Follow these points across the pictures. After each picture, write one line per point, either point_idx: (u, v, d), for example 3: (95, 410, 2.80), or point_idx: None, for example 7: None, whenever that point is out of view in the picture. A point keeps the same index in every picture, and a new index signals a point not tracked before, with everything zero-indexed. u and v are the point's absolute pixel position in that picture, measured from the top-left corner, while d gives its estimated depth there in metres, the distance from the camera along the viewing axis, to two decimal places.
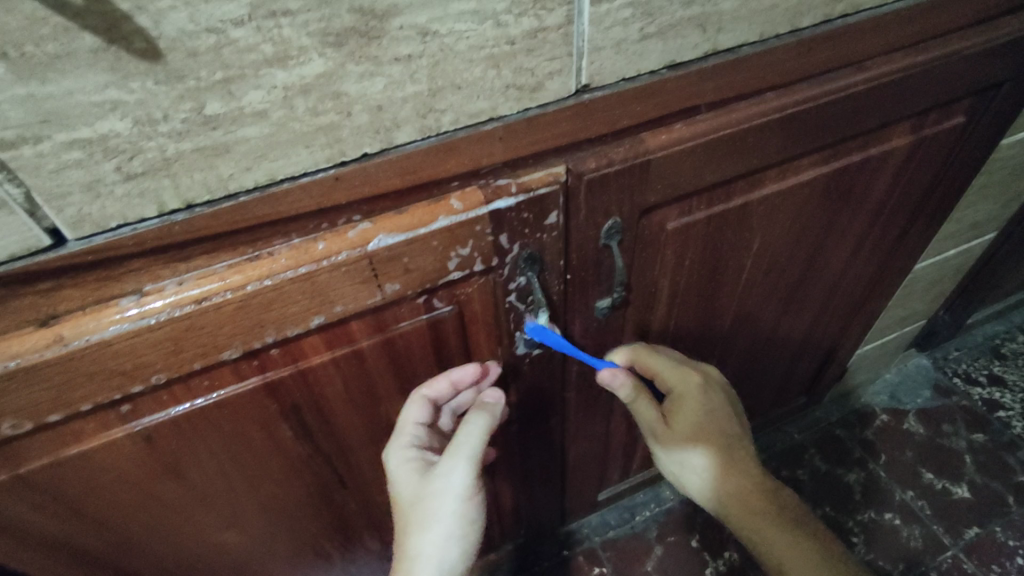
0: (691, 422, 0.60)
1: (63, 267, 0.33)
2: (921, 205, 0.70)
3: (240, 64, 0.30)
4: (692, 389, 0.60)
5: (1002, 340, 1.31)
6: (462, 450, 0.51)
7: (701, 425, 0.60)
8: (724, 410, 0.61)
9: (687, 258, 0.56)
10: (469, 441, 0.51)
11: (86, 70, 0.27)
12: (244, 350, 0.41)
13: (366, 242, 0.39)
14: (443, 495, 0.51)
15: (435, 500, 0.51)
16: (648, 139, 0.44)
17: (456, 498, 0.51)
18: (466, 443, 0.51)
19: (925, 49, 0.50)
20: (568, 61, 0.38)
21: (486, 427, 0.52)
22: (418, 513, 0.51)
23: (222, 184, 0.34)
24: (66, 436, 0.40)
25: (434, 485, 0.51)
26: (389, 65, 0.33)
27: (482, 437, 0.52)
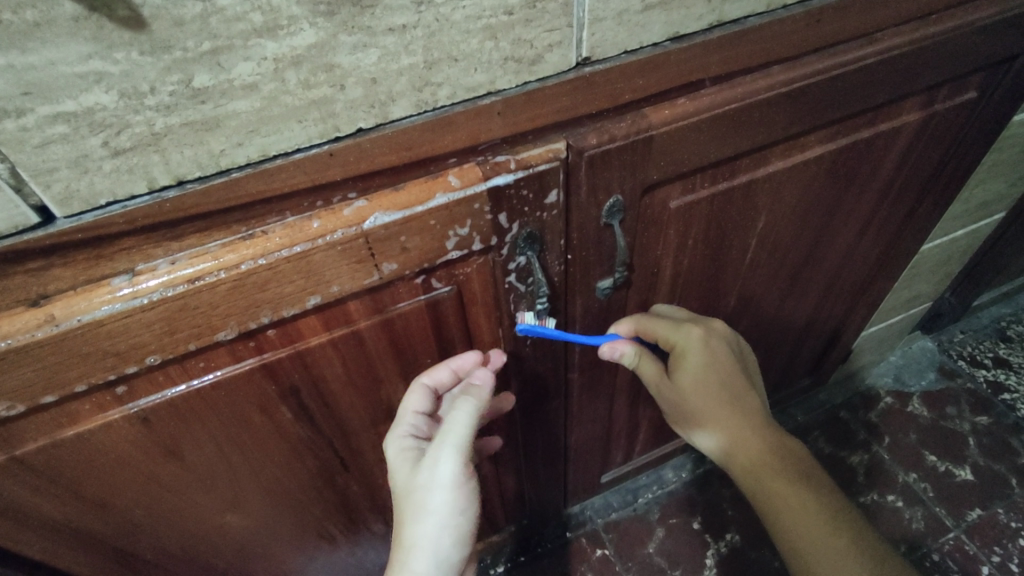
0: (695, 375, 0.59)
1: (52, 245, 0.32)
2: (930, 184, 0.69)
3: (228, 34, 0.29)
4: (694, 343, 0.58)
5: (1008, 322, 1.30)
6: (449, 436, 0.50)
7: (702, 380, 0.59)
8: (725, 363, 0.59)
9: (690, 237, 0.55)
10: (456, 428, 0.50)
11: (68, 39, 0.26)
12: (239, 331, 0.40)
13: (362, 220, 0.38)
14: (431, 486, 0.50)
15: (426, 491, 0.50)
16: (651, 114, 0.43)
17: (445, 488, 0.50)
18: (452, 430, 0.50)
19: (938, 20, 0.49)
20: (568, 33, 0.37)
21: (471, 412, 0.49)
22: (411, 503, 0.50)
23: (213, 160, 0.33)
24: (62, 418, 0.40)
25: (424, 475, 0.50)
26: (383, 36, 0.32)
27: (469, 422, 0.50)
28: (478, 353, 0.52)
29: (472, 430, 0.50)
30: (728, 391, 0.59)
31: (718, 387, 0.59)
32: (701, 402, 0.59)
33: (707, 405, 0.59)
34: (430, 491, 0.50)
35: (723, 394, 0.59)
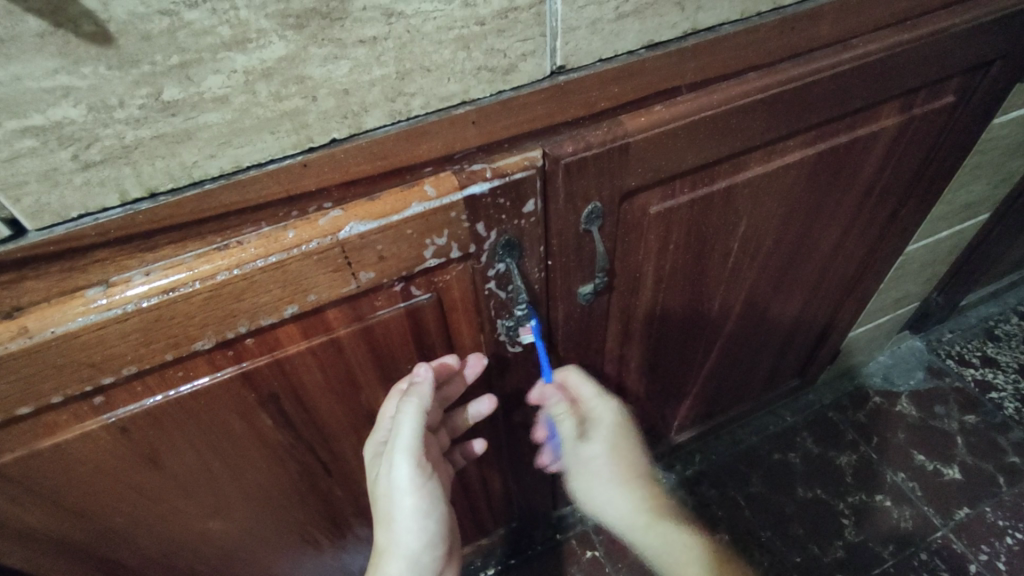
0: (612, 434, 0.57)
1: (23, 258, 0.32)
2: (910, 187, 0.69)
3: (196, 48, 0.29)
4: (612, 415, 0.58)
5: (995, 321, 1.31)
6: (400, 442, 0.51)
7: (625, 437, 0.58)
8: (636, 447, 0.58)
9: (671, 241, 0.55)
10: (402, 440, 0.51)
11: (33, 54, 0.26)
12: (216, 341, 0.40)
13: (337, 229, 0.38)
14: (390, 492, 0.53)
15: (388, 493, 0.54)
16: (627, 122, 0.43)
17: (402, 493, 0.53)
18: (398, 441, 0.51)
19: (914, 26, 0.49)
20: (541, 42, 0.37)
21: (415, 417, 0.49)
22: (382, 503, 0.54)
23: (185, 171, 0.33)
24: (39, 429, 0.40)
25: (385, 478, 0.53)
26: (354, 48, 0.32)
27: (418, 426, 0.50)
28: (453, 356, 0.52)
29: (419, 436, 0.51)
30: (642, 456, 0.58)
31: (635, 453, 0.57)
32: (623, 466, 0.56)
33: (630, 472, 0.56)
34: (390, 494, 0.53)
35: (644, 463, 0.58)
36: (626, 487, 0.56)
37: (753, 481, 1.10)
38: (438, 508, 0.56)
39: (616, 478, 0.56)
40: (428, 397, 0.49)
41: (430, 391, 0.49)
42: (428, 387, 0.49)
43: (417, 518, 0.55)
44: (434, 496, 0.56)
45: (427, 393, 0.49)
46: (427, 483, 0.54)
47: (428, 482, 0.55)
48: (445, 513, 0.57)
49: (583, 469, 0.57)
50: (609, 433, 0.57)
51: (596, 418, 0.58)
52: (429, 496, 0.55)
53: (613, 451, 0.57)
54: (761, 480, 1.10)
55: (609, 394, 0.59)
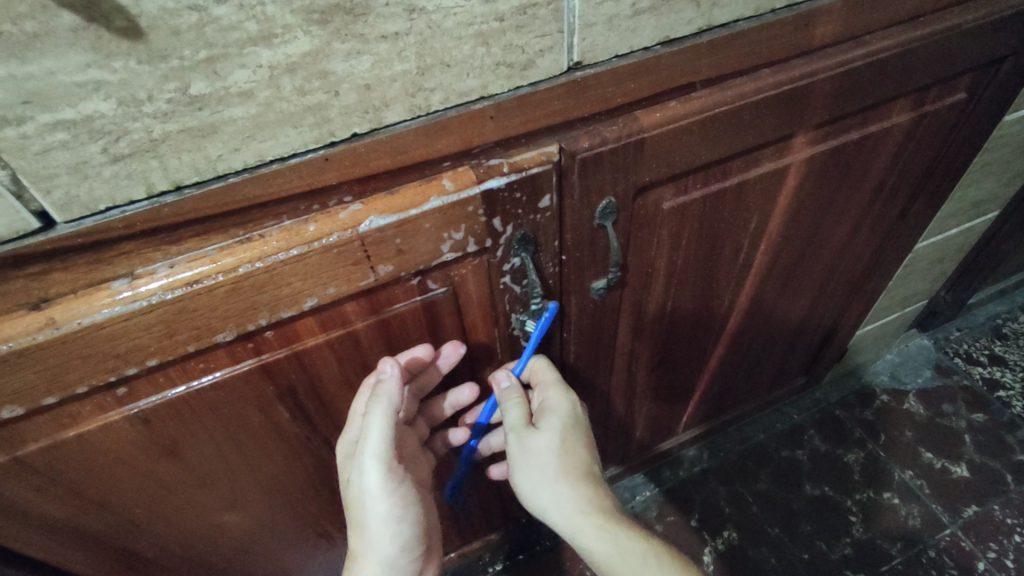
0: (564, 428, 0.56)
1: (52, 249, 0.33)
2: (921, 183, 0.70)
3: (224, 43, 0.30)
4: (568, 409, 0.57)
5: (1003, 320, 1.31)
6: (367, 443, 0.49)
7: (577, 431, 0.56)
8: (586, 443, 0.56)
9: (683, 237, 0.56)
10: (371, 440, 0.49)
11: (67, 49, 0.27)
12: (237, 333, 0.41)
13: (357, 223, 0.38)
14: (361, 499, 0.51)
15: (358, 500, 0.51)
16: (643, 117, 0.44)
17: (373, 499, 0.51)
18: (367, 443, 0.49)
19: (927, 23, 0.49)
20: (559, 38, 0.37)
21: (383, 416, 0.47)
22: (352, 511, 0.52)
23: (211, 165, 0.33)
24: (62, 419, 0.40)
25: (354, 484, 0.51)
26: (376, 43, 0.33)
27: (386, 427, 0.48)
28: (428, 346, 0.49)
29: (387, 436, 0.49)
30: (591, 455, 0.56)
31: (584, 450, 0.56)
32: (570, 462, 0.54)
33: (578, 468, 0.54)
34: (361, 500, 0.51)
35: (592, 463, 0.56)
36: (576, 482, 0.54)
37: (760, 478, 1.10)
38: (412, 513, 0.53)
39: (566, 470, 0.54)
40: (395, 395, 0.47)
41: (395, 389, 0.47)
42: (395, 385, 0.47)
43: (391, 527, 0.52)
44: (408, 501, 0.53)
45: (393, 390, 0.47)
46: (398, 488, 0.52)
47: (400, 487, 0.52)
48: (421, 518, 0.54)
49: (530, 457, 0.55)
50: (563, 425, 0.56)
51: (551, 409, 0.56)
52: (403, 502, 0.53)
53: (563, 444, 0.55)
54: (768, 477, 1.10)
55: (570, 388, 0.58)
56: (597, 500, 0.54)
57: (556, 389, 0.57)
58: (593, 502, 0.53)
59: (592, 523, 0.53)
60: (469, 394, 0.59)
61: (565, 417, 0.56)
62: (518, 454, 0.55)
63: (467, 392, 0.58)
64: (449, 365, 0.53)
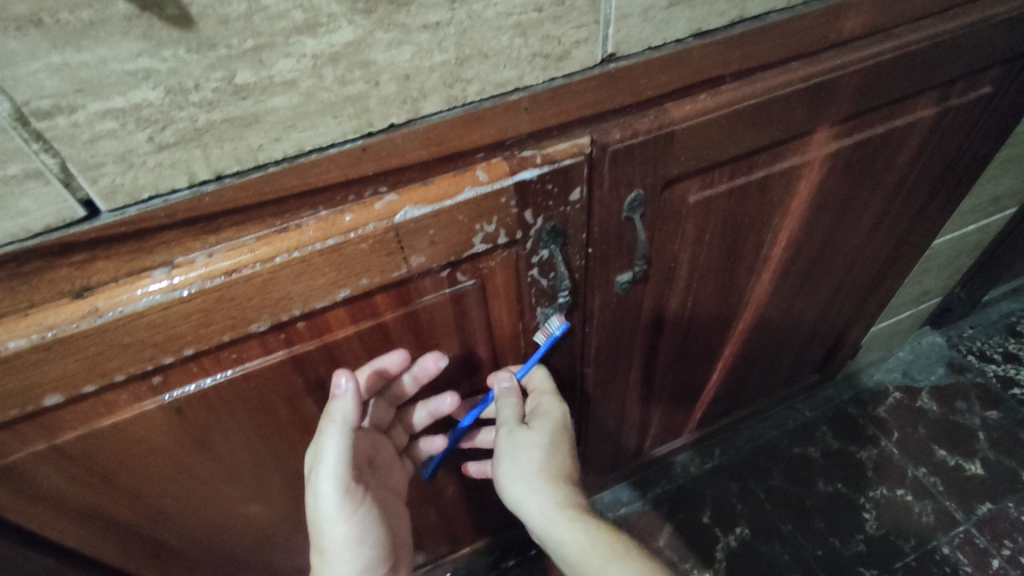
0: (553, 431, 0.55)
1: (97, 238, 0.33)
2: (943, 179, 0.69)
3: (270, 32, 0.30)
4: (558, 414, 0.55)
5: (1017, 317, 1.30)
6: (323, 469, 0.49)
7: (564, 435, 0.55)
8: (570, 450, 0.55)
9: (707, 231, 0.56)
10: (326, 463, 0.49)
11: (120, 37, 0.27)
12: (272, 323, 0.41)
13: (393, 213, 0.39)
14: (319, 521, 0.51)
15: (317, 523, 0.52)
16: (673, 110, 0.44)
17: (330, 522, 0.51)
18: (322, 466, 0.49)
19: (955, 16, 0.49)
20: (595, 29, 0.37)
21: (338, 438, 0.47)
22: (314, 532, 0.53)
23: (253, 154, 0.34)
24: (98, 407, 0.40)
25: (312, 507, 0.51)
26: (418, 34, 0.33)
27: (341, 448, 0.48)
28: (402, 351, 0.48)
29: (343, 459, 0.49)
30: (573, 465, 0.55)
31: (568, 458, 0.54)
32: (553, 466, 0.53)
33: (559, 471, 0.53)
34: (319, 523, 0.51)
35: (574, 470, 0.55)
36: (555, 484, 0.52)
37: (773, 475, 1.10)
38: (373, 535, 0.54)
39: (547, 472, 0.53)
40: (350, 414, 0.46)
41: (351, 409, 0.46)
42: (349, 402, 0.45)
43: (350, 547, 0.53)
44: (367, 523, 0.54)
45: (348, 409, 0.46)
46: (357, 509, 0.53)
47: (359, 509, 0.53)
48: (382, 538, 0.55)
49: (516, 454, 0.54)
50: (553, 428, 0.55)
51: (543, 412, 0.55)
52: (362, 523, 0.53)
53: (551, 446, 0.54)
54: (781, 474, 1.10)
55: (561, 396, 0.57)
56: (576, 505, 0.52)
57: (550, 396, 0.56)
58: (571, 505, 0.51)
59: (567, 523, 0.51)
60: (450, 405, 0.57)
61: (556, 420, 0.54)
62: (505, 452, 0.55)
63: (447, 401, 0.57)
64: (427, 375, 0.52)
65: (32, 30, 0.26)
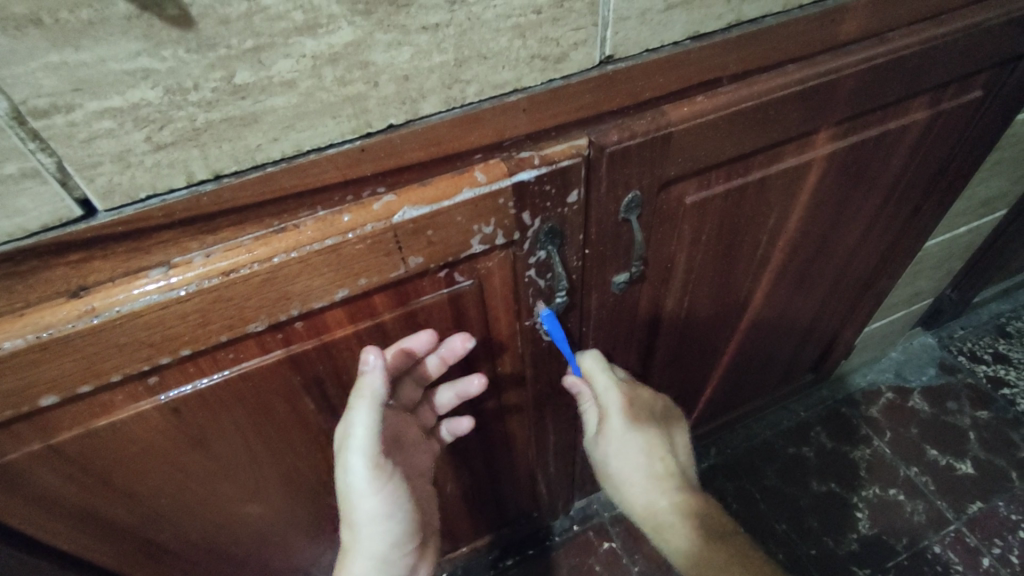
0: (624, 439, 0.63)
1: (94, 237, 0.33)
2: (934, 181, 0.70)
3: (270, 32, 0.30)
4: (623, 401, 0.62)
5: (1007, 318, 1.31)
6: (353, 443, 0.49)
7: (639, 433, 0.63)
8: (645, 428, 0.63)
9: (703, 233, 0.56)
10: (355, 440, 0.49)
11: (118, 37, 0.27)
12: (269, 323, 0.41)
13: (391, 214, 0.39)
14: (349, 495, 0.52)
15: (347, 496, 0.52)
16: (670, 112, 0.44)
17: (360, 496, 0.52)
18: (353, 443, 0.49)
19: (948, 21, 0.50)
20: (593, 32, 0.38)
21: (366, 414, 0.47)
22: (344, 506, 0.54)
23: (251, 154, 0.34)
24: (94, 407, 0.40)
25: (341, 482, 0.52)
26: (417, 35, 0.33)
27: (370, 422, 0.48)
28: (431, 331, 0.48)
29: (372, 436, 0.49)
30: (653, 458, 0.63)
31: (643, 459, 0.63)
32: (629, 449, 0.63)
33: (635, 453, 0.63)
34: (348, 497, 0.52)
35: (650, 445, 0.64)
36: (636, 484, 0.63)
37: (767, 475, 1.11)
38: (399, 507, 0.55)
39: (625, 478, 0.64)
40: (379, 389, 0.46)
41: (379, 383, 0.46)
42: (378, 377, 0.45)
43: (378, 519, 0.54)
44: (394, 495, 0.55)
45: (377, 384, 0.46)
46: (386, 483, 0.53)
47: (387, 482, 0.54)
48: (408, 511, 0.56)
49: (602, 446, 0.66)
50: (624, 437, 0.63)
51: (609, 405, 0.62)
52: (390, 496, 0.54)
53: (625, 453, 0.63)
54: (775, 474, 1.11)
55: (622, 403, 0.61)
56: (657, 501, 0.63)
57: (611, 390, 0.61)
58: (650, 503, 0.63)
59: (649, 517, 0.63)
60: (476, 387, 0.57)
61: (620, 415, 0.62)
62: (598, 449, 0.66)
63: (473, 382, 0.56)
64: (455, 357, 0.51)
65: (32, 30, 0.25)
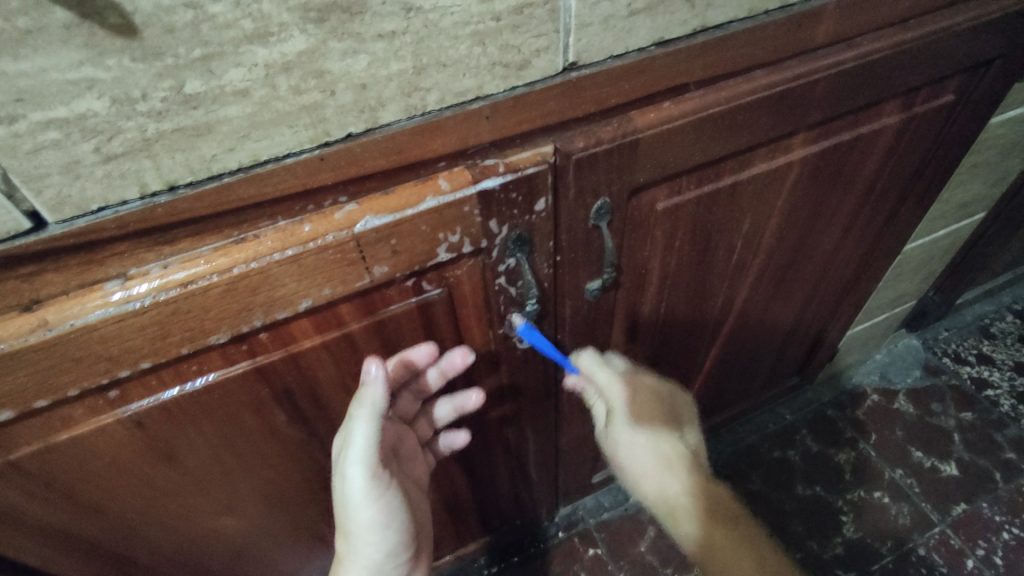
0: (628, 423, 0.59)
1: (44, 250, 0.33)
2: (910, 185, 0.70)
3: (219, 41, 0.29)
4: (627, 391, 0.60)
5: (991, 319, 1.32)
6: (350, 453, 0.50)
7: (642, 413, 0.59)
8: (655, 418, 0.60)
9: (677, 238, 0.56)
10: (354, 449, 0.50)
11: (60, 46, 0.27)
12: (231, 335, 0.40)
13: (352, 223, 0.38)
14: (346, 504, 0.53)
15: (345, 505, 0.53)
16: (637, 118, 0.44)
17: (356, 505, 0.53)
18: (352, 452, 0.50)
19: (916, 25, 0.50)
20: (555, 38, 0.37)
21: (365, 425, 0.48)
22: (341, 514, 0.54)
23: (205, 164, 0.33)
24: (53, 422, 0.40)
25: (339, 490, 0.52)
26: (372, 43, 0.33)
27: (368, 433, 0.49)
28: (431, 345, 0.49)
29: (371, 445, 0.50)
30: (661, 443, 0.60)
31: (652, 443, 0.59)
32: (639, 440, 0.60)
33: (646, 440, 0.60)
34: (345, 505, 0.53)
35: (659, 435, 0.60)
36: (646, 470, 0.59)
37: (753, 479, 1.11)
38: (396, 520, 0.56)
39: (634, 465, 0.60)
40: (379, 401, 0.46)
41: (380, 396, 0.46)
42: (379, 389, 0.45)
43: (373, 530, 0.54)
44: (391, 507, 0.55)
45: (377, 396, 0.46)
46: (383, 494, 0.54)
47: (384, 494, 0.54)
48: (403, 524, 0.56)
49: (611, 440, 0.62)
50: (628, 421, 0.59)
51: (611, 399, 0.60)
52: (387, 508, 0.55)
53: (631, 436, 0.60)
54: (761, 478, 1.11)
55: (622, 385, 0.59)
56: (669, 487, 0.58)
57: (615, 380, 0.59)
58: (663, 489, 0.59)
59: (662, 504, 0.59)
60: (475, 401, 0.58)
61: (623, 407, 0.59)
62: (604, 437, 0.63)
63: (471, 397, 0.58)
64: (454, 371, 0.53)
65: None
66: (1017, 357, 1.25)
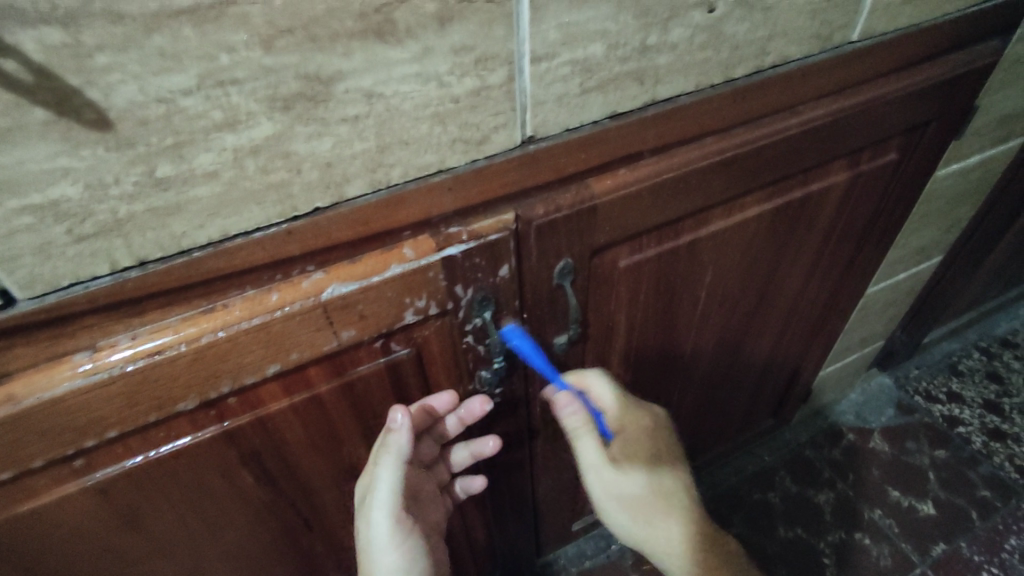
0: (647, 458, 0.56)
1: (15, 327, 0.33)
2: (865, 234, 0.74)
3: (191, 130, 0.31)
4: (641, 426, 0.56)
5: (958, 357, 1.35)
6: (375, 497, 0.52)
7: (658, 454, 0.56)
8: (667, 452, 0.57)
9: (641, 292, 0.58)
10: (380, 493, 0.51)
11: (37, 141, 0.28)
12: (200, 401, 0.41)
13: (320, 291, 0.40)
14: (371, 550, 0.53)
15: (367, 553, 0.53)
16: (595, 185, 0.46)
17: (380, 551, 0.53)
18: (377, 497, 0.52)
19: (852, 94, 0.54)
20: (512, 116, 0.40)
21: (391, 468, 0.50)
22: (364, 564, 0.54)
23: (176, 241, 0.35)
24: (19, 492, 0.40)
25: (363, 535, 0.53)
26: (337, 126, 0.35)
27: (392, 478, 0.50)
28: (451, 393, 0.52)
29: (396, 489, 0.51)
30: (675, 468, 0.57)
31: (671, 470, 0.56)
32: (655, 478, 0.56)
33: (661, 466, 0.56)
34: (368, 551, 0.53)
35: (670, 463, 0.57)
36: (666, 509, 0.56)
37: (734, 523, 1.11)
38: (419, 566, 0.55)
39: (654, 507, 0.56)
40: (404, 446, 0.49)
41: (405, 439, 0.48)
42: (405, 435, 0.48)
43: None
44: (415, 553, 0.55)
45: (402, 440, 0.49)
46: (406, 538, 0.54)
47: (407, 539, 0.54)
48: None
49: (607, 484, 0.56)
50: (642, 457, 0.55)
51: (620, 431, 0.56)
52: (410, 555, 0.54)
53: (648, 479, 0.55)
54: (741, 521, 1.11)
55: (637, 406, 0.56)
56: (692, 526, 0.56)
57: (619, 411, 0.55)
58: (688, 529, 0.56)
59: (681, 548, 0.56)
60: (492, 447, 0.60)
61: (643, 442, 0.56)
62: (599, 490, 0.57)
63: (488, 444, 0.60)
64: (471, 418, 0.55)
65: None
66: (987, 394, 1.28)
